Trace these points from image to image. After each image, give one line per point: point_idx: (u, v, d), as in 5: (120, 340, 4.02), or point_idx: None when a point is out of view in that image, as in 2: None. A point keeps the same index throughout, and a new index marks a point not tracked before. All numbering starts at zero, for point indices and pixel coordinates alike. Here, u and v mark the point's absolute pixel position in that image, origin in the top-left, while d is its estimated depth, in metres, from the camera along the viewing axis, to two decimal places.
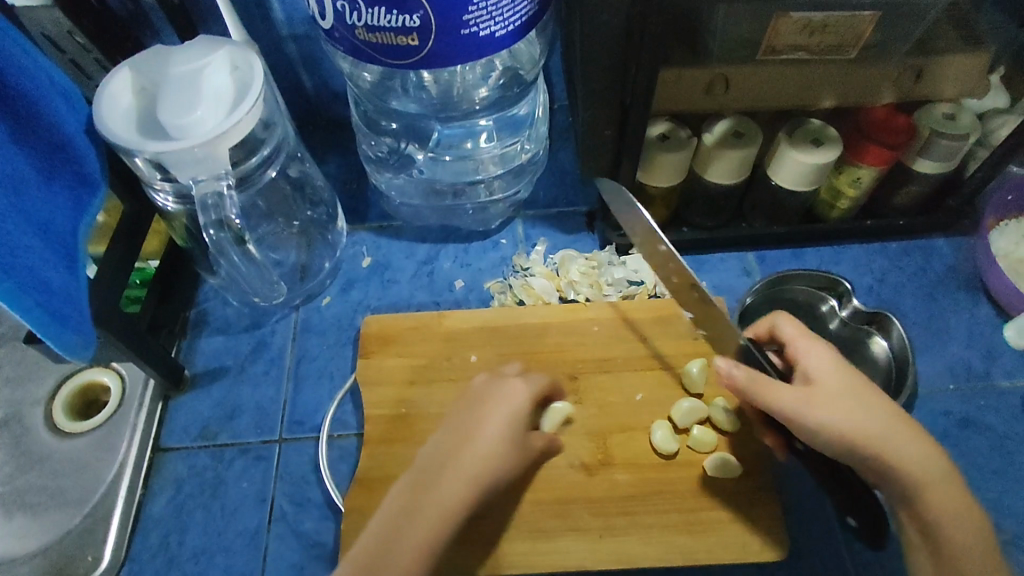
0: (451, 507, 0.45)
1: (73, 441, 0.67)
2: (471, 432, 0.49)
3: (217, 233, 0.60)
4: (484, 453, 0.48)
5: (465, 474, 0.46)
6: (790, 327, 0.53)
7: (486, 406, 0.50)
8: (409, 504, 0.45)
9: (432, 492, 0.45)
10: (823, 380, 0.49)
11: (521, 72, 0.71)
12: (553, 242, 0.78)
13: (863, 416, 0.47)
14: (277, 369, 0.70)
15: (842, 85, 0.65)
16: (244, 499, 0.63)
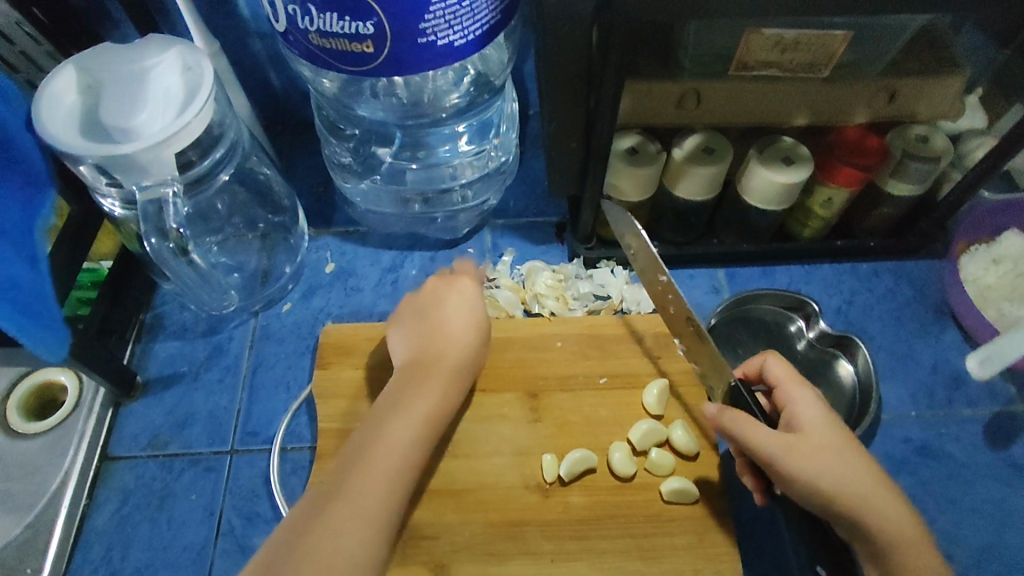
0: (442, 376, 0.51)
1: (20, 446, 0.66)
2: (443, 330, 0.54)
3: (158, 242, 0.59)
4: (455, 337, 0.53)
5: (446, 362, 0.52)
6: (780, 369, 0.53)
7: (451, 300, 0.56)
8: (404, 390, 0.49)
9: (428, 376, 0.51)
10: (811, 430, 0.48)
11: (491, 79, 0.69)
12: (521, 252, 0.76)
13: (847, 476, 0.46)
14: (232, 377, 0.69)
15: (814, 104, 0.64)
16: (192, 512, 0.61)
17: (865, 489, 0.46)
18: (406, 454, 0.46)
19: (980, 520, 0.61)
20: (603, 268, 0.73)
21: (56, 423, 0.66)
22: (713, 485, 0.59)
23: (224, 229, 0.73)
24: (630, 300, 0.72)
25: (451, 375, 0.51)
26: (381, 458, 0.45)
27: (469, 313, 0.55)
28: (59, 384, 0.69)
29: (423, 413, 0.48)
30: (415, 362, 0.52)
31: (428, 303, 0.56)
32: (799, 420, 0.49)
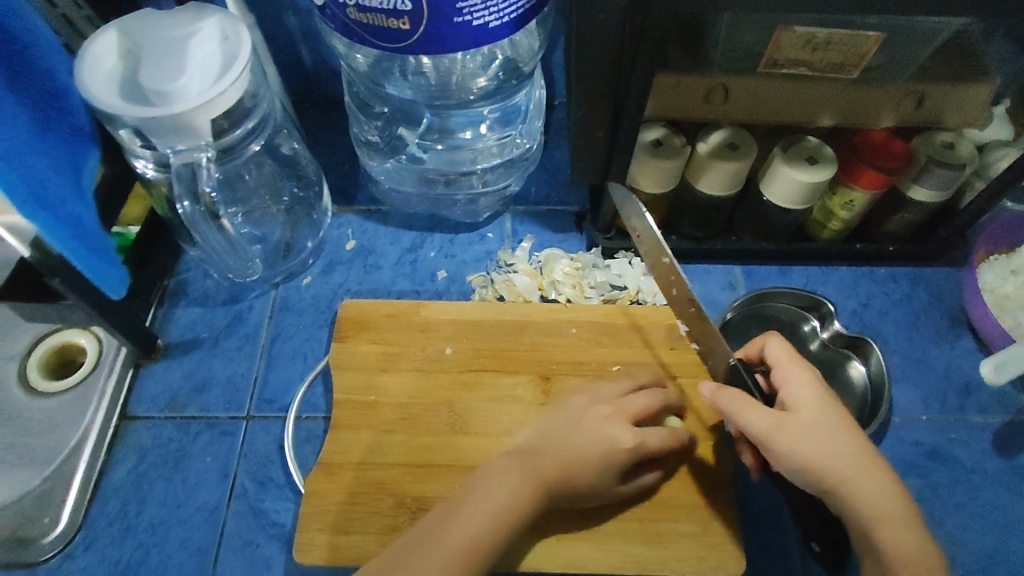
0: (538, 485, 0.51)
1: (42, 402, 0.67)
2: (569, 440, 0.54)
3: (189, 206, 0.60)
4: (582, 454, 0.53)
5: (549, 472, 0.52)
6: (779, 349, 0.53)
7: (609, 416, 0.56)
8: (490, 477, 0.51)
9: (523, 477, 0.51)
10: (805, 410, 0.49)
11: (520, 65, 0.70)
12: (540, 239, 0.77)
13: (837, 455, 0.47)
14: (251, 345, 0.70)
15: (841, 104, 0.64)
16: (206, 473, 0.63)
17: (853, 467, 0.47)
18: (487, 535, 0.48)
19: (985, 526, 0.61)
20: (620, 259, 0.74)
21: (76, 382, 0.67)
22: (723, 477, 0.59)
23: (251, 202, 0.75)
24: (647, 292, 0.72)
25: (549, 485, 0.52)
26: (454, 540, 0.47)
27: (617, 436, 0.54)
28: (78, 346, 0.70)
29: (503, 511, 0.50)
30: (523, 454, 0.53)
31: (583, 414, 0.56)
32: (792, 400, 0.50)
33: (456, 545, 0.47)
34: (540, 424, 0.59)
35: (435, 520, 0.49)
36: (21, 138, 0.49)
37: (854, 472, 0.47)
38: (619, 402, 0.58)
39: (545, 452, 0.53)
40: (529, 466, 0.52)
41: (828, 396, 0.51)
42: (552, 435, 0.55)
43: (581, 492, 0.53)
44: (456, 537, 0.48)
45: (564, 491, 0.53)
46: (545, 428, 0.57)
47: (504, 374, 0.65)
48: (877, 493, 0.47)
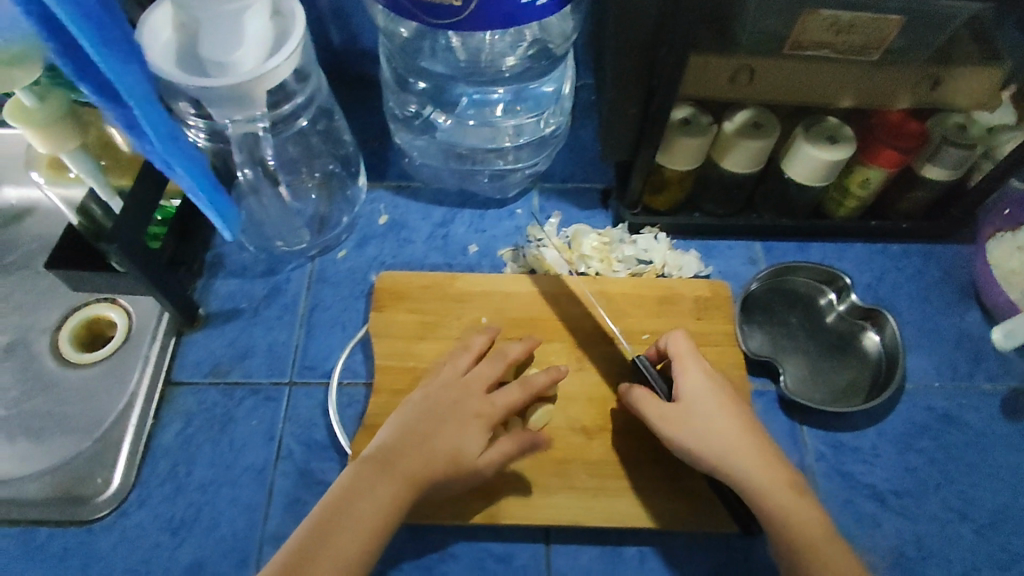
0: (413, 481, 0.51)
1: (80, 372, 0.69)
2: (432, 425, 0.55)
3: (252, 171, 0.77)
4: (444, 441, 0.54)
5: (416, 468, 0.52)
6: (679, 344, 0.60)
7: (458, 398, 0.57)
8: (362, 483, 0.50)
9: (393, 477, 0.51)
10: (693, 403, 0.56)
11: (549, 46, 0.72)
12: (568, 215, 0.79)
13: (716, 441, 0.54)
14: (290, 314, 0.72)
15: (861, 86, 0.67)
16: (252, 436, 0.65)
17: (735, 442, 0.54)
18: (377, 533, 0.49)
19: (994, 483, 0.65)
20: (646, 234, 0.76)
21: (110, 352, 0.70)
22: (638, 442, 0.63)
23: (286, 175, 0.78)
24: (672, 266, 0.75)
25: (420, 477, 0.52)
26: (345, 548, 0.48)
27: (472, 409, 0.56)
28: (108, 320, 0.72)
29: (387, 511, 0.50)
30: (381, 454, 0.53)
31: (441, 395, 0.57)
32: (684, 388, 0.57)
33: (347, 557, 0.47)
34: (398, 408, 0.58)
35: (330, 524, 0.48)
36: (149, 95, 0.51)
37: (738, 447, 0.54)
38: (467, 376, 0.59)
39: (415, 437, 0.54)
40: (394, 466, 0.51)
41: (718, 384, 0.58)
42: (410, 421, 0.55)
43: (456, 473, 0.53)
44: (345, 540, 0.48)
45: (438, 475, 0.53)
46: (402, 412, 0.57)
47: (539, 342, 0.67)
48: (757, 466, 0.53)
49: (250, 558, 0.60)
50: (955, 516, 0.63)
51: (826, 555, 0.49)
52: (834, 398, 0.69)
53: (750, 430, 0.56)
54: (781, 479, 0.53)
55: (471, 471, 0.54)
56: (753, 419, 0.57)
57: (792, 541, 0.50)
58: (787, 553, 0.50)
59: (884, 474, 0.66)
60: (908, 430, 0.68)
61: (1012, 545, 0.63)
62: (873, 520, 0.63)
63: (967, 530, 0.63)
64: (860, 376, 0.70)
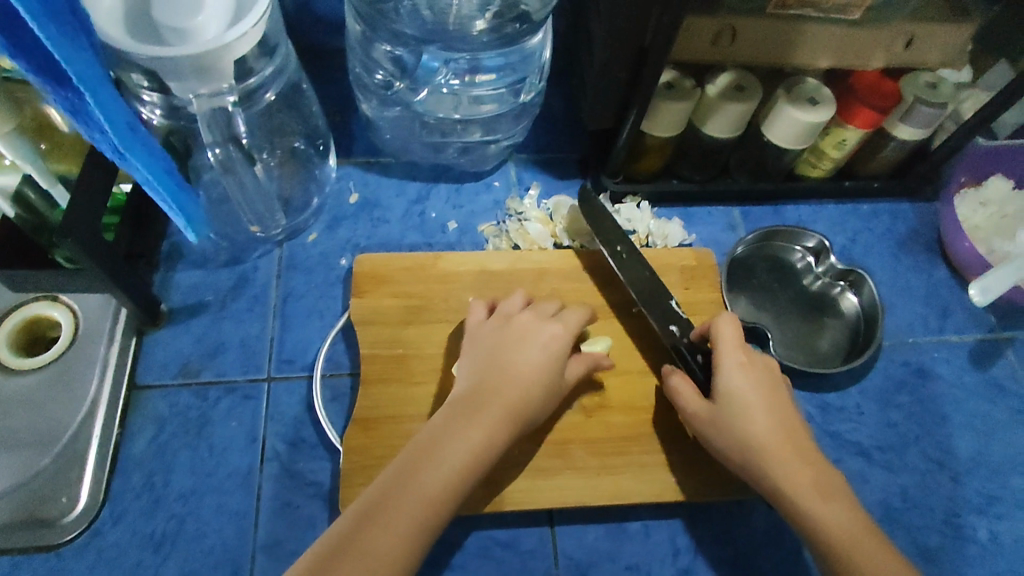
0: (505, 414, 0.50)
1: (20, 378, 0.61)
2: (512, 356, 0.54)
3: (223, 150, 0.67)
4: (530, 367, 0.54)
5: (507, 402, 0.51)
6: (727, 331, 0.58)
7: (527, 335, 0.56)
8: (450, 423, 0.49)
9: (483, 409, 0.50)
10: (735, 397, 0.55)
11: (523, 8, 0.65)
12: (547, 187, 0.77)
13: (756, 435, 0.53)
14: (262, 305, 0.67)
15: (838, 47, 0.66)
16: (233, 439, 0.61)
17: (769, 439, 0.53)
18: (467, 469, 0.47)
19: (967, 432, 0.69)
20: (628, 203, 0.75)
21: (57, 354, 0.62)
22: (637, 415, 0.62)
23: (255, 154, 0.70)
24: (657, 235, 0.74)
25: (510, 411, 0.51)
26: (431, 485, 0.45)
27: (548, 334, 0.56)
28: (49, 320, 0.64)
29: (480, 445, 0.48)
30: (467, 393, 0.51)
31: (516, 327, 0.57)
32: (720, 381, 0.56)
33: (430, 492, 0.45)
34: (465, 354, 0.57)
35: (414, 463, 0.46)
36: (107, 78, 0.45)
37: (771, 445, 0.53)
38: (529, 310, 0.59)
39: (498, 371, 0.53)
40: (480, 400, 0.51)
41: (758, 376, 0.56)
42: (482, 359, 0.55)
43: (540, 404, 0.53)
44: (434, 485, 0.45)
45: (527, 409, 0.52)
46: (473, 350, 0.56)
47: None
48: (794, 465, 0.52)
49: (242, 568, 0.56)
50: (934, 465, 0.66)
51: (862, 556, 0.47)
52: (817, 360, 0.70)
53: (788, 428, 0.54)
54: (817, 481, 0.51)
55: (549, 402, 0.54)
56: (795, 415, 0.55)
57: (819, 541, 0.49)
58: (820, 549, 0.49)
59: (869, 430, 0.68)
60: (887, 386, 0.70)
61: (985, 489, 0.66)
62: (860, 475, 0.66)
63: (946, 478, 0.67)
64: (840, 337, 0.71)
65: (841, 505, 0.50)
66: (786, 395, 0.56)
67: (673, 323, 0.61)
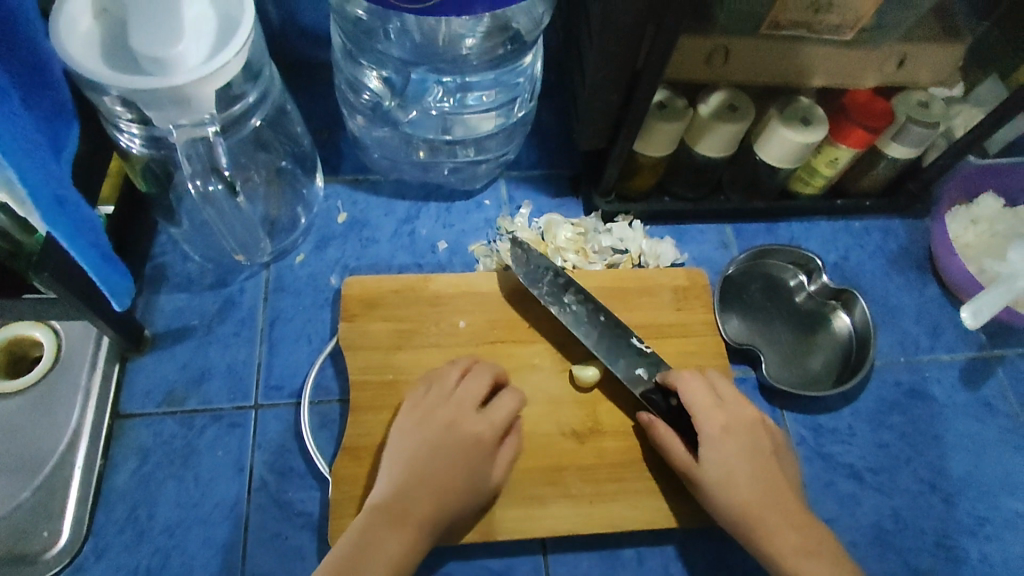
0: (422, 525, 0.51)
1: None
2: (438, 457, 0.54)
3: (203, 183, 0.59)
4: (450, 471, 0.54)
5: (426, 512, 0.52)
6: (694, 397, 0.57)
7: (456, 419, 0.56)
8: (375, 533, 0.50)
9: (402, 522, 0.51)
10: (709, 466, 0.55)
11: (512, 25, 0.63)
12: (538, 205, 0.76)
13: (737, 501, 0.54)
14: (248, 330, 0.66)
15: (831, 66, 0.66)
16: (220, 469, 0.60)
17: (751, 506, 0.54)
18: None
19: (958, 452, 0.69)
20: (621, 222, 0.74)
21: (38, 377, 0.61)
22: (632, 440, 0.62)
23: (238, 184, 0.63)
24: (649, 255, 0.74)
25: (426, 520, 0.52)
26: None
27: (471, 434, 0.56)
28: (32, 339, 0.63)
29: (397, 561, 0.50)
30: (391, 500, 0.52)
31: (446, 410, 0.57)
32: (702, 449, 0.56)
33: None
34: (400, 425, 0.57)
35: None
36: (31, 134, 0.44)
37: (756, 512, 0.54)
38: (457, 396, 0.58)
39: (424, 473, 0.53)
40: (401, 512, 0.51)
41: (738, 440, 0.56)
42: (410, 455, 0.55)
43: (464, 502, 0.54)
44: None
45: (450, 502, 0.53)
46: (406, 437, 0.56)
47: (521, 345, 0.65)
48: (774, 530, 0.53)
49: None
50: (926, 487, 0.67)
51: None
52: (809, 382, 0.70)
53: (768, 489, 0.55)
54: (801, 544, 0.53)
55: (476, 497, 0.55)
56: (776, 471, 0.56)
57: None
58: None
59: (861, 451, 0.68)
60: (880, 406, 0.70)
61: (976, 510, 0.66)
62: (852, 497, 0.66)
63: (937, 500, 0.67)
64: (832, 359, 0.71)
65: (826, 566, 0.52)
66: (768, 455, 0.57)
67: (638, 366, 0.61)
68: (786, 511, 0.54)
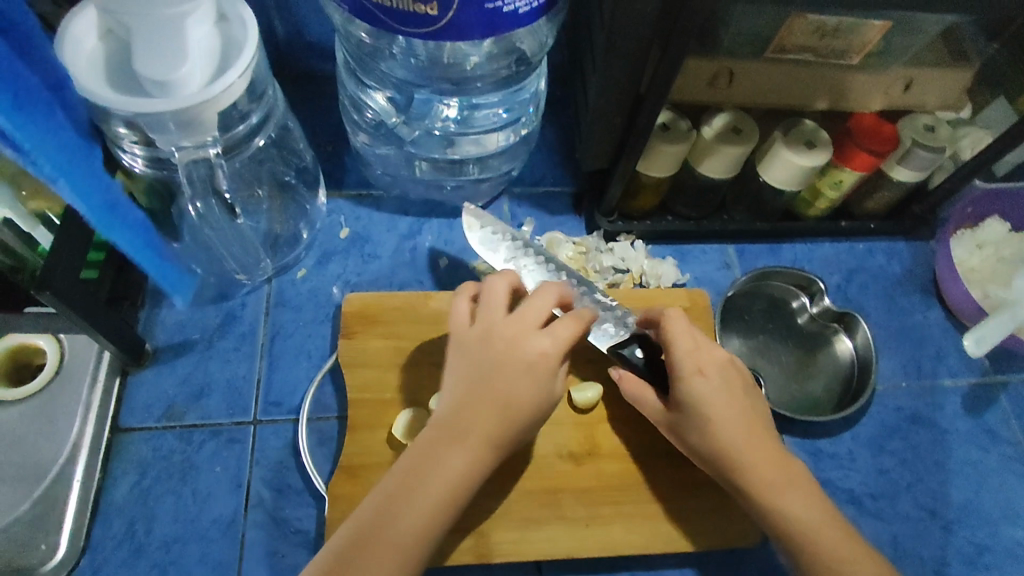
0: (485, 445, 0.49)
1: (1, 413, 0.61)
2: (497, 376, 0.51)
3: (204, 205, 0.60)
4: (509, 393, 0.50)
5: (488, 431, 0.49)
6: (676, 330, 0.56)
7: (517, 337, 0.52)
8: (431, 450, 0.49)
9: (461, 440, 0.49)
10: (691, 407, 0.55)
11: (519, 46, 0.61)
12: (540, 222, 0.76)
13: (721, 439, 0.54)
14: (249, 345, 0.66)
15: (835, 89, 0.65)
16: (217, 484, 0.60)
17: (729, 442, 0.53)
18: (449, 500, 0.48)
19: (960, 480, 0.68)
20: (623, 241, 0.74)
21: (41, 385, 0.62)
22: (630, 462, 0.61)
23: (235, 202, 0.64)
24: (651, 275, 0.74)
25: (487, 437, 0.49)
26: (413, 524, 0.46)
27: (533, 353, 0.51)
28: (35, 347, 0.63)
29: (455, 480, 0.48)
30: (453, 420, 0.50)
31: (500, 331, 0.52)
32: (678, 390, 0.55)
33: (413, 528, 0.47)
34: (454, 351, 0.54)
35: (389, 506, 0.47)
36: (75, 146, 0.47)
37: (733, 448, 0.53)
38: (518, 313, 0.53)
39: (483, 392, 0.50)
40: (459, 429, 0.49)
41: (713, 378, 0.55)
42: (467, 372, 0.51)
43: (521, 422, 0.51)
44: (421, 507, 0.47)
45: (512, 423, 0.50)
46: (462, 356, 0.53)
47: None
48: (756, 465, 0.53)
49: None
50: (926, 515, 0.66)
51: (823, 552, 0.50)
52: (809, 406, 0.69)
53: (751, 428, 0.54)
54: (774, 479, 0.52)
55: (536, 415, 0.52)
56: (760, 412, 0.56)
57: (779, 529, 0.51)
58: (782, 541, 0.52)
59: (861, 477, 0.67)
60: (881, 432, 0.70)
61: (977, 540, 0.66)
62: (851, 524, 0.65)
63: (937, 528, 0.66)
64: (833, 383, 0.71)
65: (799, 497, 0.52)
66: (751, 396, 0.56)
67: (605, 322, 0.63)
68: (771, 448, 0.54)
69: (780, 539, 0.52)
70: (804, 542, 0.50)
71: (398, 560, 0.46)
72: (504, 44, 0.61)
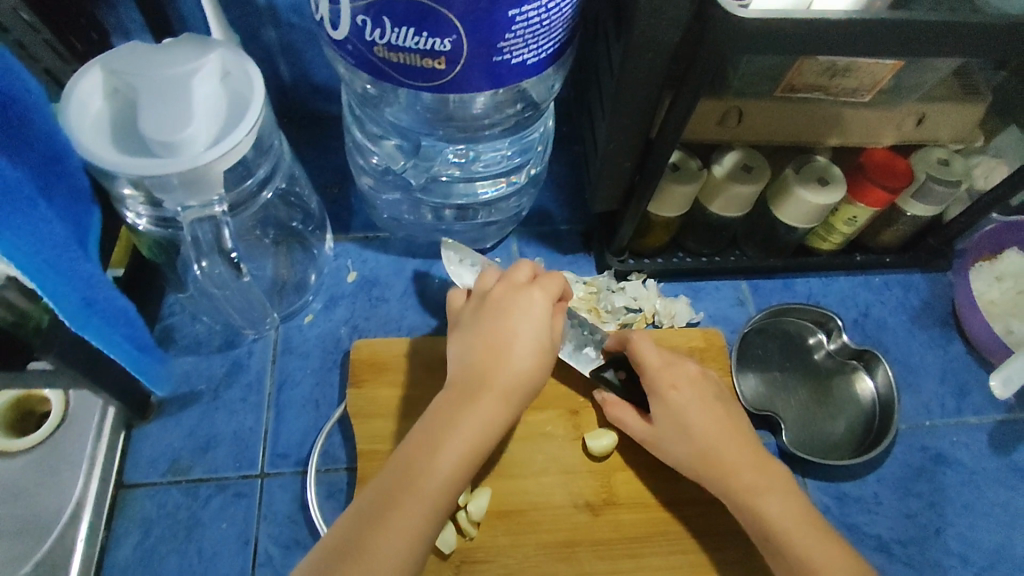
0: (499, 399, 0.49)
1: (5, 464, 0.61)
2: (501, 336, 0.51)
3: (208, 266, 0.56)
4: (516, 345, 0.51)
5: (501, 382, 0.49)
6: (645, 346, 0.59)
7: (509, 300, 0.53)
8: (444, 414, 0.48)
9: (473, 398, 0.49)
10: (668, 415, 0.56)
11: (527, 90, 0.61)
12: (549, 262, 0.75)
13: (700, 443, 0.55)
14: (256, 396, 0.65)
15: (845, 127, 0.64)
16: (224, 541, 0.59)
17: (709, 449, 0.55)
18: (464, 460, 0.47)
19: (991, 523, 0.66)
20: (634, 280, 0.73)
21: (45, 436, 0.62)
22: (650, 510, 0.60)
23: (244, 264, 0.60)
24: (664, 314, 0.73)
25: (499, 390, 0.49)
26: (428, 491, 0.45)
27: (529, 309, 0.53)
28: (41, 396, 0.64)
29: (473, 435, 0.48)
30: (459, 383, 0.50)
31: (493, 299, 0.54)
32: (655, 402, 0.57)
33: (434, 489, 0.45)
34: (454, 334, 0.55)
35: (402, 475, 0.46)
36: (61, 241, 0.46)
37: (713, 454, 0.54)
38: (508, 280, 0.55)
39: (488, 349, 0.51)
40: (472, 384, 0.49)
41: (686, 390, 0.57)
42: (470, 338, 0.52)
43: (531, 378, 0.51)
44: (434, 473, 0.46)
45: (526, 376, 0.51)
46: (462, 330, 0.54)
47: (533, 411, 0.63)
48: (733, 465, 0.54)
49: None
50: (956, 561, 0.64)
51: (802, 545, 0.50)
52: (829, 448, 0.67)
53: (727, 431, 0.56)
54: (750, 478, 0.53)
55: (544, 372, 0.52)
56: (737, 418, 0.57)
57: (760, 528, 0.51)
58: (766, 541, 0.51)
59: (887, 522, 0.65)
60: (906, 473, 0.67)
61: None
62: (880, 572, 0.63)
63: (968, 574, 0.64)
64: (853, 424, 0.69)
65: (777, 498, 0.52)
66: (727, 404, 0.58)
67: (587, 345, 0.63)
68: (747, 448, 0.55)
69: (762, 540, 0.52)
70: (784, 539, 0.50)
71: (413, 531, 0.44)
72: (512, 92, 0.60)
